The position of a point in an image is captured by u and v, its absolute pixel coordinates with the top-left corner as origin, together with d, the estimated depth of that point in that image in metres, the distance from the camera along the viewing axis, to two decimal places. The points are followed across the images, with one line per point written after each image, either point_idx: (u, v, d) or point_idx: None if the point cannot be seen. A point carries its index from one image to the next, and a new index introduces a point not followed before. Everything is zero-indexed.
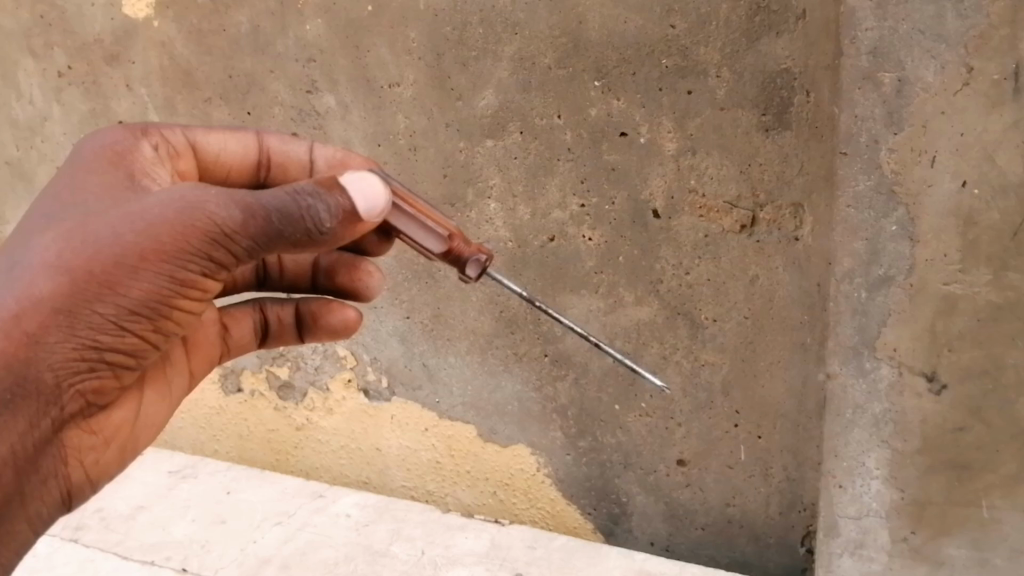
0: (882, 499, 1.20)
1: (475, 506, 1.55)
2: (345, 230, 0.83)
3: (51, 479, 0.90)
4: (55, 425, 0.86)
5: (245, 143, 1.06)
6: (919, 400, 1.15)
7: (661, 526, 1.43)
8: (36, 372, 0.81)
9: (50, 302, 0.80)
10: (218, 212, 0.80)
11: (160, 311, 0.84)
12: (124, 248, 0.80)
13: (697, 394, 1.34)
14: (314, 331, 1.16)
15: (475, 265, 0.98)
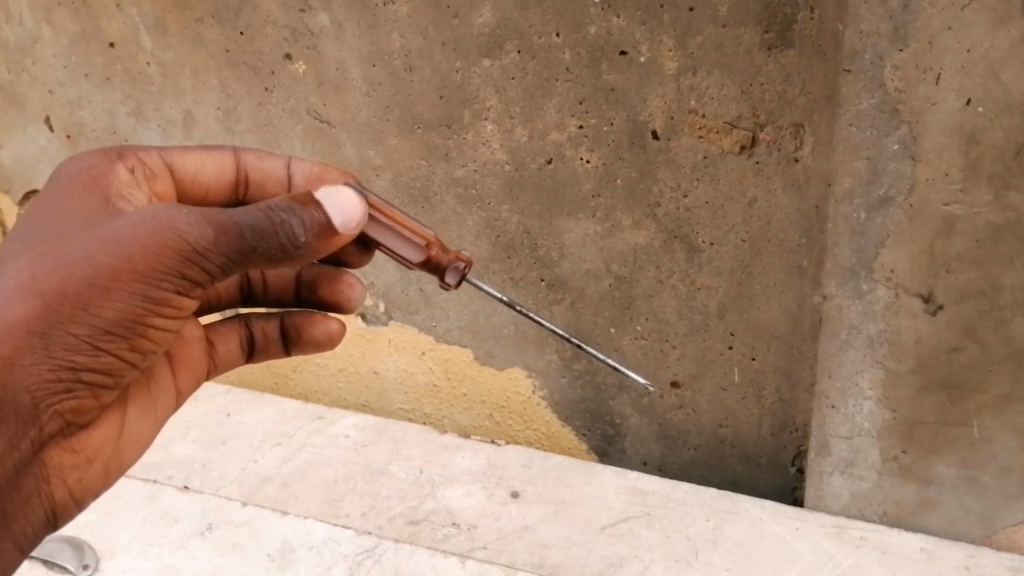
0: (874, 418, 1.24)
1: (472, 428, 1.58)
2: (321, 244, 0.83)
3: (32, 501, 0.88)
4: (35, 445, 0.86)
5: (221, 159, 1.08)
6: (914, 320, 1.15)
7: (654, 447, 1.46)
8: (12, 394, 0.81)
9: (25, 325, 0.80)
10: (191, 230, 0.80)
11: (135, 330, 0.84)
12: (96, 268, 0.80)
13: (692, 317, 1.34)
14: (298, 342, 1.17)
15: (454, 273, 1.00)
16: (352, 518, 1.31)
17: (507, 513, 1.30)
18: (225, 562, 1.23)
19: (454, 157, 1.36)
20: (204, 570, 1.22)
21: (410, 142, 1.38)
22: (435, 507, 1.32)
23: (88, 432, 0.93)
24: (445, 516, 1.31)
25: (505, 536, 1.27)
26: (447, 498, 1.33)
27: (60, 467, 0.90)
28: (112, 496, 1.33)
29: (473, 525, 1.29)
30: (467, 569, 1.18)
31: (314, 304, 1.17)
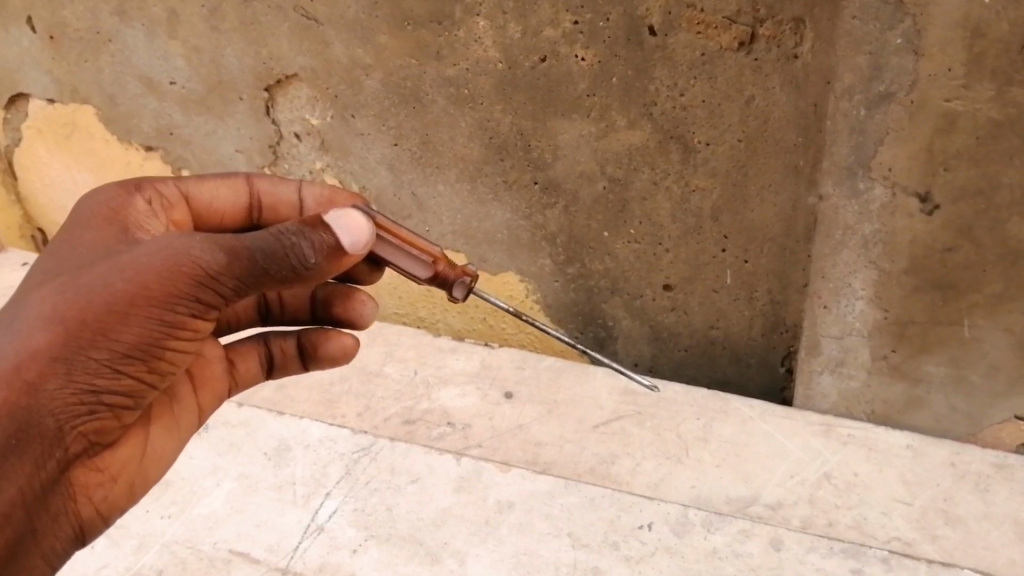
0: (866, 318, 1.25)
1: (465, 331, 1.58)
2: (329, 262, 0.83)
3: (60, 520, 0.89)
4: (58, 467, 0.85)
5: (234, 185, 1.05)
6: (910, 219, 1.15)
7: (645, 349, 1.47)
8: (36, 419, 0.80)
9: (48, 352, 0.80)
10: (204, 255, 0.81)
11: (154, 352, 0.84)
12: (113, 293, 0.81)
13: (686, 220, 1.31)
14: (316, 358, 1.14)
15: (461, 287, 1.04)
16: (349, 418, 1.32)
17: (501, 413, 1.32)
18: (222, 462, 1.24)
19: (446, 56, 1.30)
20: (202, 469, 1.23)
21: (400, 41, 1.31)
22: (429, 407, 1.33)
23: (115, 450, 0.93)
24: (439, 416, 1.32)
25: (500, 435, 1.28)
26: (442, 399, 1.35)
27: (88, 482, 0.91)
28: None
29: (467, 425, 1.30)
30: (462, 466, 1.21)
31: (329, 322, 1.15)
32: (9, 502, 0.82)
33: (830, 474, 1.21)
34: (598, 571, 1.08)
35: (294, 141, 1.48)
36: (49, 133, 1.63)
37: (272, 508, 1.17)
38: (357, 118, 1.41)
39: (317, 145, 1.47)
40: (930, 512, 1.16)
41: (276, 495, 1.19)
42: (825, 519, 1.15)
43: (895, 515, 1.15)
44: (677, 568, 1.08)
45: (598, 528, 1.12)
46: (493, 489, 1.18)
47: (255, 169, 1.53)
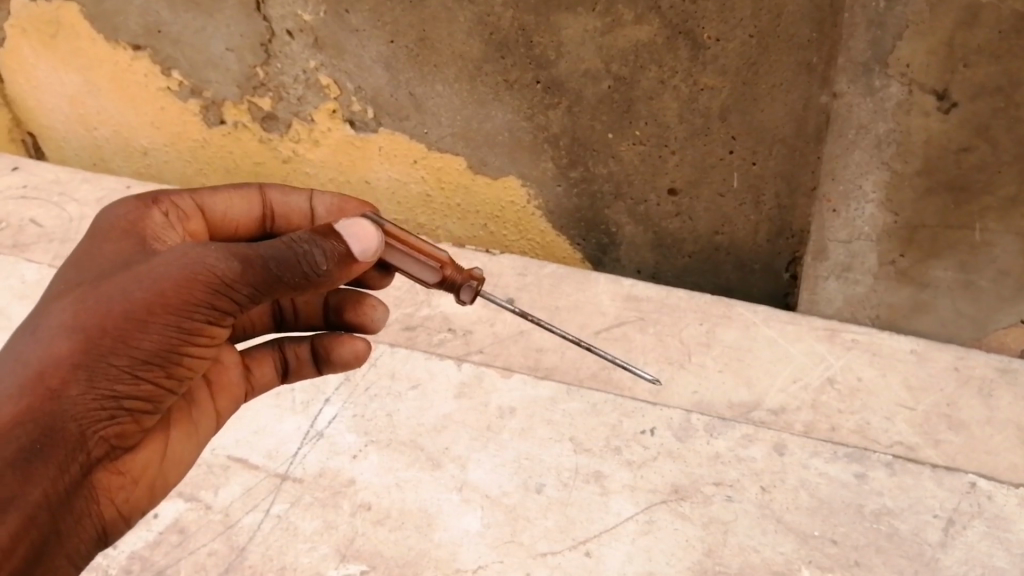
0: (875, 223, 1.23)
1: (465, 238, 1.55)
2: (339, 271, 0.86)
3: (84, 524, 0.85)
4: (81, 475, 0.82)
5: (246, 196, 1.05)
6: (926, 119, 1.12)
7: (648, 256, 1.45)
8: (59, 424, 0.78)
9: (69, 358, 0.79)
10: (219, 262, 0.82)
11: (172, 357, 0.84)
12: (130, 301, 0.81)
13: (693, 120, 1.25)
14: (328, 361, 1.09)
15: (469, 291, 1.01)
16: None
17: (502, 320, 1.29)
18: None
19: None
20: None
21: None
22: (430, 314, 1.30)
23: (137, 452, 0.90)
24: (440, 322, 1.29)
25: (501, 341, 1.26)
26: (442, 305, 1.32)
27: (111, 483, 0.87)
28: None
29: (468, 332, 1.27)
30: (464, 372, 1.20)
31: (342, 328, 1.11)
32: (32, 509, 0.77)
33: (833, 379, 1.19)
34: (600, 475, 1.08)
35: (286, 39, 1.40)
36: (34, 32, 1.53)
37: (270, 415, 1.17)
38: (352, 14, 1.33)
39: (311, 44, 1.39)
40: (933, 417, 1.14)
41: (275, 401, 1.18)
42: (828, 425, 1.14)
43: (898, 420, 1.14)
44: (679, 472, 1.08)
45: (601, 433, 1.12)
46: (494, 394, 1.17)
47: (247, 68, 1.46)
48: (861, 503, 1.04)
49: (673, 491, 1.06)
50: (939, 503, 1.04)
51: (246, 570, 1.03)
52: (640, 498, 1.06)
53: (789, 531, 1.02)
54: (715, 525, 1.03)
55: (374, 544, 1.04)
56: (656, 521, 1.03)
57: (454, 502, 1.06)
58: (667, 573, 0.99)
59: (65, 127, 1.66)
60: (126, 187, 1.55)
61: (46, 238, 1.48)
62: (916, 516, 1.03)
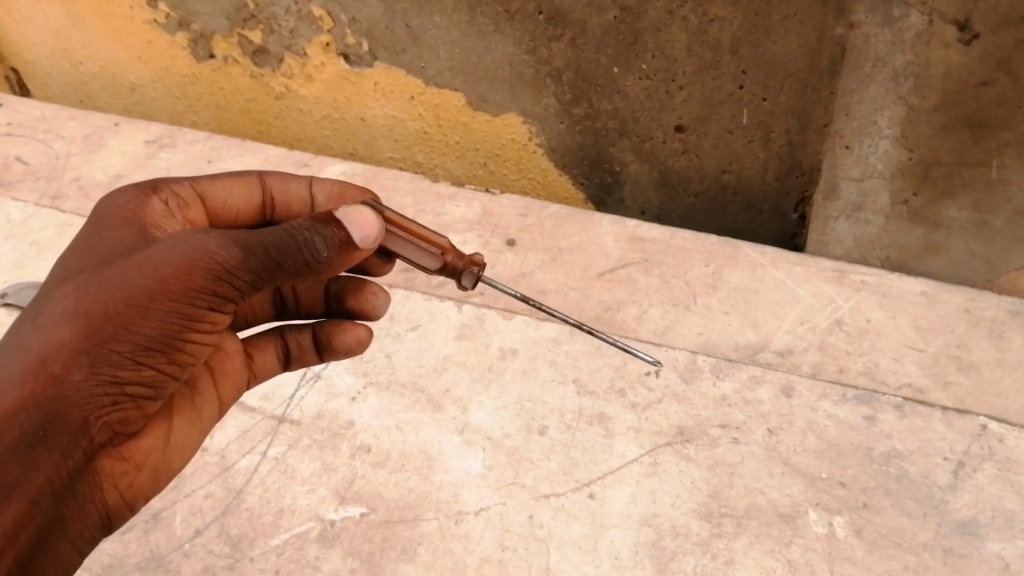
0: (889, 160, 1.19)
1: (465, 178, 1.51)
2: (341, 258, 0.80)
3: (88, 510, 0.80)
4: (83, 461, 0.77)
5: (245, 182, 0.98)
6: (946, 51, 1.07)
7: (653, 196, 1.42)
8: (61, 410, 0.74)
9: (71, 344, 0.74)
10: (220, 249, 0.76)
11: (176, 343, 0.78)
12: (131, 287, 0.76)
13: (702, 54, 1.20)
14: (333, 349, 1.02)
15: (470, 276, 0.96)
16: None
17: (504, 261, 1.26)
18: None
19: None
20: None
21: None
22: None
23: (142, 437, 0.84)
24: None
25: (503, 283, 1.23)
26: None
27: (115, 469, 0.82)
28: None
29: None
30: (464, 313, 1.17)
31: (343, 315, 1.04)
32: (34, 494, 0.73)
33: (841, 321, 1.16)
34: (604, 417, 1.06)
35: None
36: None
37: None
38: None
39: None
40: (943, 359, 1.11)
41: None
42: (836, 366, 1.11)
43: (907, 362, 1.11)
44: (684, 414, 1.06)
45: (604, 374, 1.10)
46: (496, 336, 1.15)
47: None
48: (870, 445, 1.02)
49: (678, 433, 1.04)
50: (949, 446, 1.02)
51: (244, 513, 1.01)
52: (645, 440, 1.04)
53: (797, 474, 1.00)
54: (721, 467, 1.01)
55: (374, 486, 1.02)
56: (661, 464, 1.02)
57: (455, 444, 1.05)
58: (672, 515, 0.98)
59: (51, 64, 1.61)
60: (114, 125, 1.50)
61: (33, 177, 1.43)
62: (926, 459, 1.01)
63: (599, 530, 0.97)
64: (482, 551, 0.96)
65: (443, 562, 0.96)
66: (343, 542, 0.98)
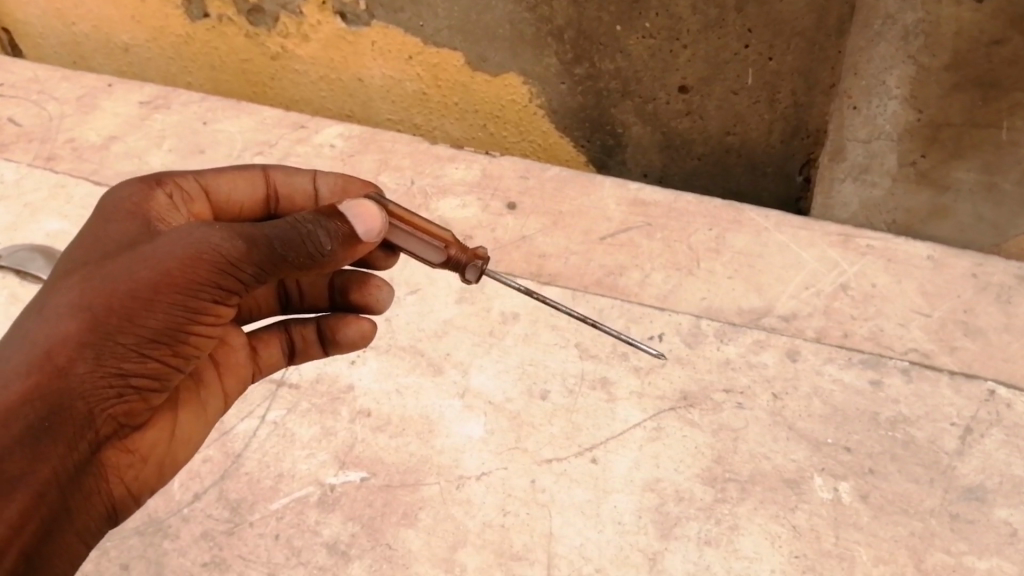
0: (897, 120, 1.17)
1: (464, 140, 1.48)
2: (345, 252, 0.77)
3: (93, 502, 0.78)
4: (87, 454, 0.75)
5: (249, 175, 0.93)
6: (958, 8, 1.04)
7: (656, 159, 1.39)
8: (66, 403, 0.72)
9: (75, 336, 0.72)
10: (224, 241, 0.73)
11: (181, 335, 0.76)
12: (136, 279, 0.73)
13: (707, 12, 1.17)
14: (336, 343, 0.99)
15: (474, 270, 0.90)
16: None
17: (504, 225, 1.24)
18: None
19: None
20: None
21: None
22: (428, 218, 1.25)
23: (148, 429, 0.82)
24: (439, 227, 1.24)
25: (503, 247, 1.21)
26: (440, 210, 1.26)
27: (120, 461, 0.80)
28: (85, 205, 1.29)
29: (468, 237, 1.23)
30: None
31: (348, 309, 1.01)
32: (40, 486, 0.72)
33: (847, 286, 1.14)
34: (607, 381, 1.04)
35: None
36: None
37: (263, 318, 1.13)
38: None
39: None
40: (949, 323, 1.09)
41: None
42: (841, 331, 1.09)
43: (913, 327, 1.09)
44: (688, 378, 1.05)
45: (607, 338, 1.08)
46: (496, 300, 1.13)
47: None
48: (876, 410, 1.01)
49: (682, 397, 1.03)
50: (956, 411, 1.01)
51: (243, 477, 1.00)
52: (648, 405, 1.02)
53: (802, 439, 0.99)
54: (725, 432, 1.00)
55: (374, 451, 1.01)
56: (665, 428, 1.01)
57: (456, 409, 1.03)
58: (676, 480, 0.97)
59: (42, 23, 1.57)
60: (107, 86, 1.47)
61: (25, 138, 1.40)
62: (933, 424, 1.00)
63: (601, 495, 0.96)
64: (484, 516, 0.95)
65: (444, 527, 0.95)
66: (343, 507, 0.97)
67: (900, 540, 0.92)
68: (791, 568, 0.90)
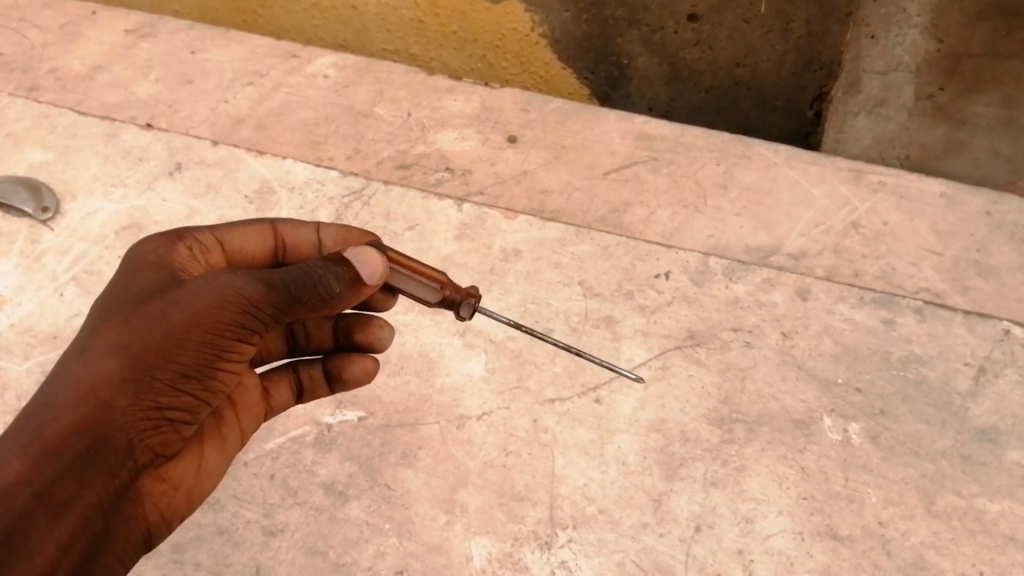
0: (916, 51, 1.13)
1: (463, 72, 1.42)
2: (353, 295, 0.74)
3: (131, 531, 0.73)
4: (128, 484, 0.70)
5: (256, 229, 0.85)
6: None
7: (662, 92, 1.35)
8: (106, 437, 0.67)
9: (110, 374, 0.68)
10: (247, 283, 0.70)
11: (212, 370, 0.72)
12: (167, 319, 0.69)
13: None
14: (344, 381, 0.90)
15: (468, 307, 0.83)
16: (337, 163, 1.21)
17: (504, 159, 1.19)
18: (199, 205, 1.16)
19: None
20: (176, 212, 1.15)
21: None
22: (426, 151, 1.21)
23: (180, 458, 0.78)
24: (437, 161, 1.20)
25: (503, 183, 1.17)
26: (439, 143, 1.21)
27: (156, 489, 0.75)
28: (69, 136, 1.24)
29: (467, 172, 1.18)
30: (464, 212, 1.12)
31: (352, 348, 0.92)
32: (88, 515, 0.66)
33: (857, 223, 1.10)
34: (612, 320, 1.02)
35: None
36: None
37: None
38: None
39: None
40: (962, 263, 1.06)
41: None
42: (851, 271, 1.06)
43: (925, 267, 1.06)
44: (696, 317, 1.02)
45: (612, 277, 1.05)
46: (498, 236, 1.10)
47: None
48: (888, 350, 0.99)
49: (688, 336, 1.00)
50: (970, 351, 0.98)
51: None
52: (653, 344, 1.00)
53: (811, 379, 0.97)
54: (733, 371, 0.97)
55: (373, 391, 0.98)
56: (670, 368, 0.98)
57: (455, 348, 1.00)
58: (681, 420, 0.95)
59: None
60: (91, 13, 1.41)
61: (6, 68, 1.35)
62: (946, 364, 0.98)
63: (605, 435, 0.94)
64: (485, 456, 0.93)
65: (444, 467, 0.93)
66: (341, 447, 0.95)
67: (911, 482, 0.90)
68: (799, 510, 0.89)
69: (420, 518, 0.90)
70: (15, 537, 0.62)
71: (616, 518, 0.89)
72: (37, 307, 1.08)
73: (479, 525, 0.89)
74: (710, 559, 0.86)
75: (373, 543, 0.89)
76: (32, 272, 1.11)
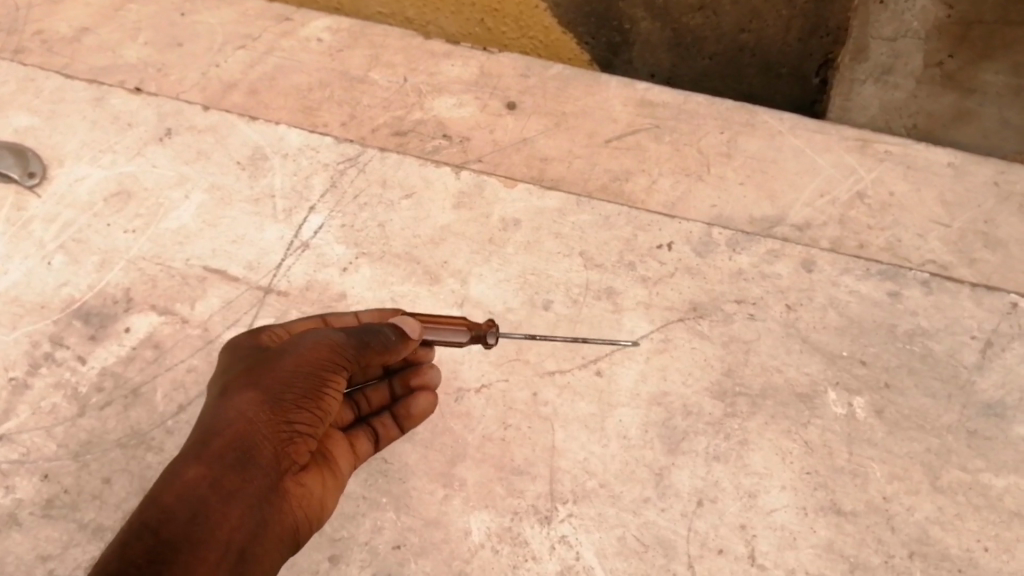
0: (926, 17, 1.12)
1: (460, 36, 1.38)
2: (405, 347, 0.80)
3: (281, 530, 0.74)
4: (275, 491, 0.74)
5: (309, 321, 0.88)
6: None
7: (664, 58, 1.32)
8: (250, 448, 0.72)
9: (245, 404, 0.74)
10: (332, 332, 0.78)
11: (325, 399, 0.77)
12: (279, 364, 0.76)
13: None
14: (413, 418, 0.89)
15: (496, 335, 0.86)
16: (331, 129, 1.18)
17: (503, 126, 1.16)
18: (191, 171, 1.13)
19: None
20: (167, 178, 1.12)
21: None
22: (423, 118, 1.18)
23: (312, 472, 0.80)
24: (434, 127, 1.17)
25: (502, 150, 1.14)
26: (437, 110, 1.18)
27: (298, 493, 0.77)
28: (55, 100, 1.21)
29: (465, 139, 1.16)
30: (462, 180, 1.10)
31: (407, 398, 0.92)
32: (247, 506, 0.71)
33: (863, 194, 1.08)
34: (613, 292, 1.00)
35: None
36: None
37: (249, 223, 1.08)
38: None
39: None
40: (969, 234, 1.04)
41: (254, 209, 1.09)
42: (856, 242, 1.04)
43: (931, 238, 1.04)
44: (698, 288, 1.00)
45: (613, 247, 1.03)
46: (496, 206, 1.07)
47: None
48: (894, 322, 0.97)
49: (691, 307, 0.98)
50: (977, 324, 0.97)
51: None
52: (655, 316, 0.98)
53: (815, 351, 0.95)
54: (735, 344, 0.96)
55: None
56: (673, 340, 0.96)
57: None
58: (683, 393, 0.93)
59: None
60: None
61: None
62: (953, 337, 0.96)
63: (606, 408, 0.92)
64: (484, 430, 0.92)
65: (442, 442, 0.91)
66: None
67: (915, 457, 0.89)
68: (802, 484, 0.88)
69: (417, 493, 0.89)
70: (195, 514, 0.68)
71: (617, 493, 0.88)
72: (24, 276, 1.05)
73: (478, 500, 0.88)
74: (712, 534, 0.85)
75: (370, 518, 0.87)
76: (19, 240, 1.08)
